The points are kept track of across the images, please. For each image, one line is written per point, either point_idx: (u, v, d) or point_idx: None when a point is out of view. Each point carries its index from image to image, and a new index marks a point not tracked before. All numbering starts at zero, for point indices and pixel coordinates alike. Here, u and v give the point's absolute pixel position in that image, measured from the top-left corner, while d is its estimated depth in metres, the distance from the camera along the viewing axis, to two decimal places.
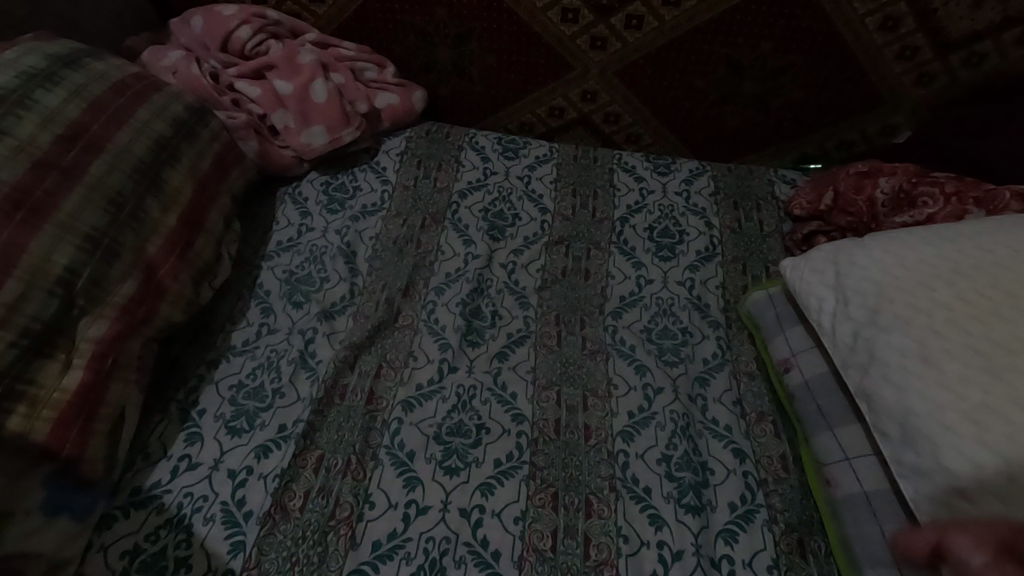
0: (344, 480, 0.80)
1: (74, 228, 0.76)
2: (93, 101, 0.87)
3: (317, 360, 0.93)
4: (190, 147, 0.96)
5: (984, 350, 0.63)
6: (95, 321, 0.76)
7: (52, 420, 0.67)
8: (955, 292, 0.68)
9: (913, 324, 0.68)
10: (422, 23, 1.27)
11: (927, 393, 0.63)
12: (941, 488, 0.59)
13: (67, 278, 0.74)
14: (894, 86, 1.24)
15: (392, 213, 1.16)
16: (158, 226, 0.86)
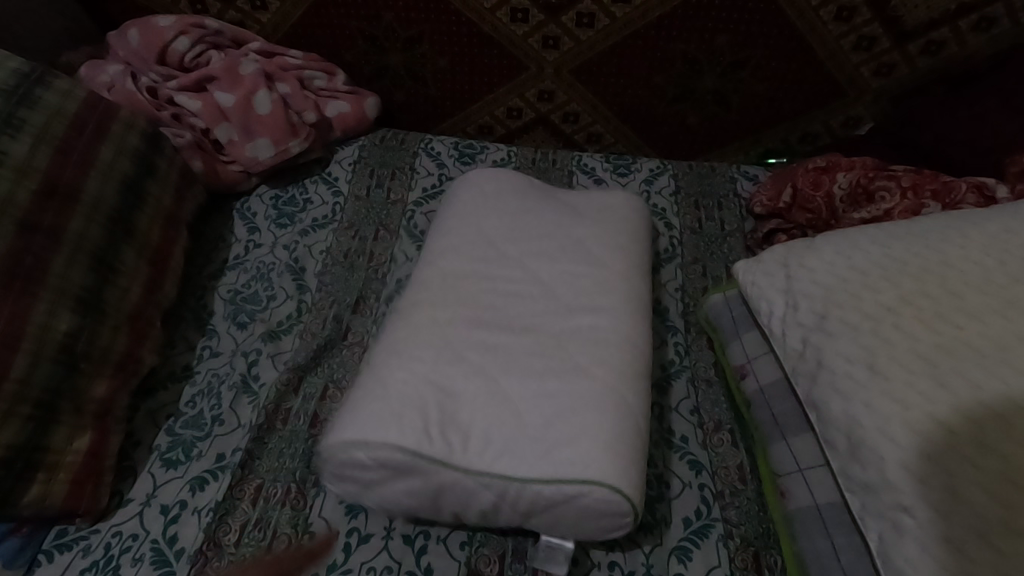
0: (283, 510, 0.77)
1: (66, 291, 0.74)
2: (60, 143, 0.81)
3: (260, 383, 0.89)
4: (155, 184, 0.93)
5: (928, 354, 0.61)
6: (98, 380, 0.76)
7: (68, 482, 0.70)
8: (900, 291, 0.67)
9: (863, 329, 0.66)
10: (370, 28, 1.23)
11: (873, 401, 0.61)
12: (885, 503, 0.58)
13: (69, 344, 0.73)
14: (853, 77, 1.21)
15: (343, 225, 1.13)
16: (136, 273, 0.84)
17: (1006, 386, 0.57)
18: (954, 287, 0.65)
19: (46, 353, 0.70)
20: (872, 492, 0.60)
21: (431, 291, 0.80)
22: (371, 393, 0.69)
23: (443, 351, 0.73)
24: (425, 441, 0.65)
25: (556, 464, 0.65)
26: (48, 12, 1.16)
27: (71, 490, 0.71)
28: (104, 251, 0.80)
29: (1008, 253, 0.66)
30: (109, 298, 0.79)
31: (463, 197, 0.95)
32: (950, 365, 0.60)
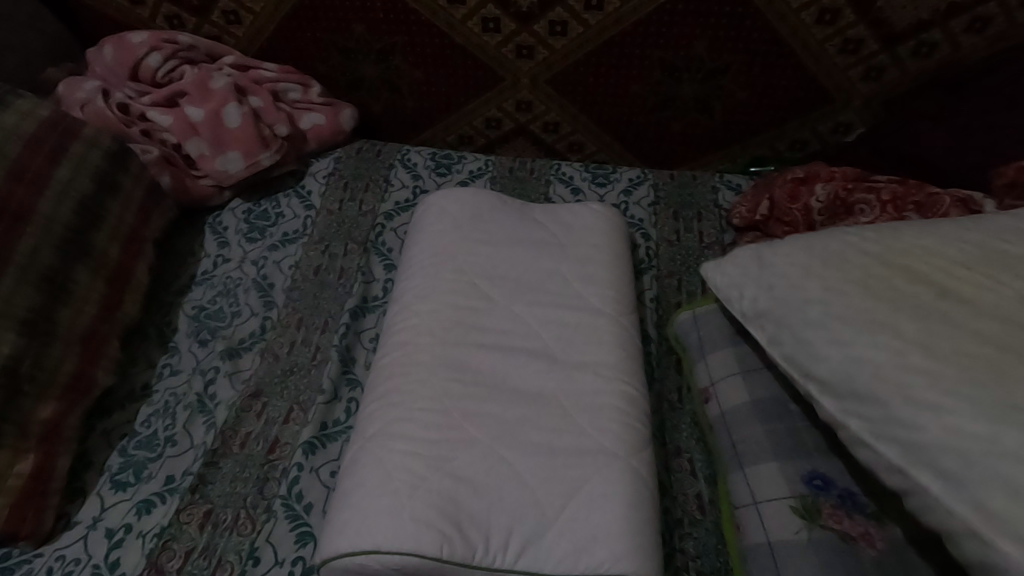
0: (230, 537, 0.75)
1: (8, 315, 0.74)
2: (12, 167, 0.81)
3: (216, 403, 0.89)
4: (115, 202, 0.92)
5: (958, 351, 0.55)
6: (43, 402, 0.76)
7: (7, 505, 0.70)
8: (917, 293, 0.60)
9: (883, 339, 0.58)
10: (343, 39, 1.22)
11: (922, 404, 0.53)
12: (911, 450, 0.53)
13: (13, 366, 0.74)
14: (841, 82, 1.16)
15: (313, 240, 1.12)
16: (89, 292, 0.84)
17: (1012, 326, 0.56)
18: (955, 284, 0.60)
19: None
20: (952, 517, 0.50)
21: (414, 366, 0.76)
22: (376, 491, 0.65)
23: (446, 430, 0.70)
24: (441, 544, 0.62)
25: (571, 549, 0.63)
26: (29, 31, 1.18)
27: (13, 515, 0.70)
28: (54, 272, 0.80)
29: (978, 269, 0.61)
30: (58, 320, 0.79)
31: (433, 244, 0.91)
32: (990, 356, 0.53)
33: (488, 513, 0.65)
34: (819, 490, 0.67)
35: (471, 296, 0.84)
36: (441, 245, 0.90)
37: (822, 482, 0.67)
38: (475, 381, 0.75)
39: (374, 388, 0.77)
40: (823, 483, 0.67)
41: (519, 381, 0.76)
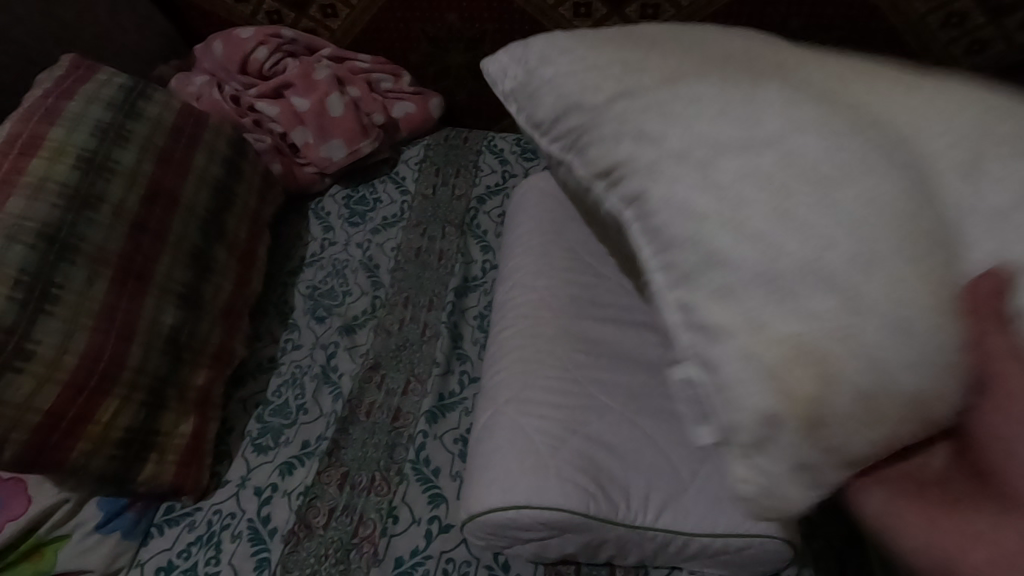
0: (368, 497, 0.80)
1: (170, 288, 0.80)
2: (161, 152, 0.87)
3: (339, 375, 0.94)
4: (242, 187, 0.99)
5: (848, 128, 0.44)
6: (198, 370, 0.81)
7: (175, 462, 0.76)
8: (848, 65, 0.50)
9: (619, 138, 0.49)
10: (434, 29, 1.26)
11: (770, 101, 0.46)
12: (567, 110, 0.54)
13: (173, 336, 0.78)
14: (943, 56, 1.14)
15: (411, 223, 1.17)
16: (226, 270, 0.90)
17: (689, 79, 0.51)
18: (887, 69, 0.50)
19: (154, 344, 0.76)
20: (699, 138, 0.45)
21: (537, 337, 0.79)
22: (518, 452, 0.68)
23: (576, 397, 0.73)
24: (586, 501, 0.65)
25: (711, 509, 0.66)
26: (146, 31, 1.26)
27: (179, 471, 0.76)
28: (200, 250, 0.86)
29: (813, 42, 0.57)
30: (205, 295, 0.85)
31: (540, 222, 0.94)
32: (870, 109, 0.47)
33: (626, 474, 0.68)
34: None
35: (585, 272, 0.87)
36: (548, 223, 0.93)
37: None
38: (598, 352, 0.78)
39: (498, 357, 0.80)
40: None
41: (641, 353, 0.79)
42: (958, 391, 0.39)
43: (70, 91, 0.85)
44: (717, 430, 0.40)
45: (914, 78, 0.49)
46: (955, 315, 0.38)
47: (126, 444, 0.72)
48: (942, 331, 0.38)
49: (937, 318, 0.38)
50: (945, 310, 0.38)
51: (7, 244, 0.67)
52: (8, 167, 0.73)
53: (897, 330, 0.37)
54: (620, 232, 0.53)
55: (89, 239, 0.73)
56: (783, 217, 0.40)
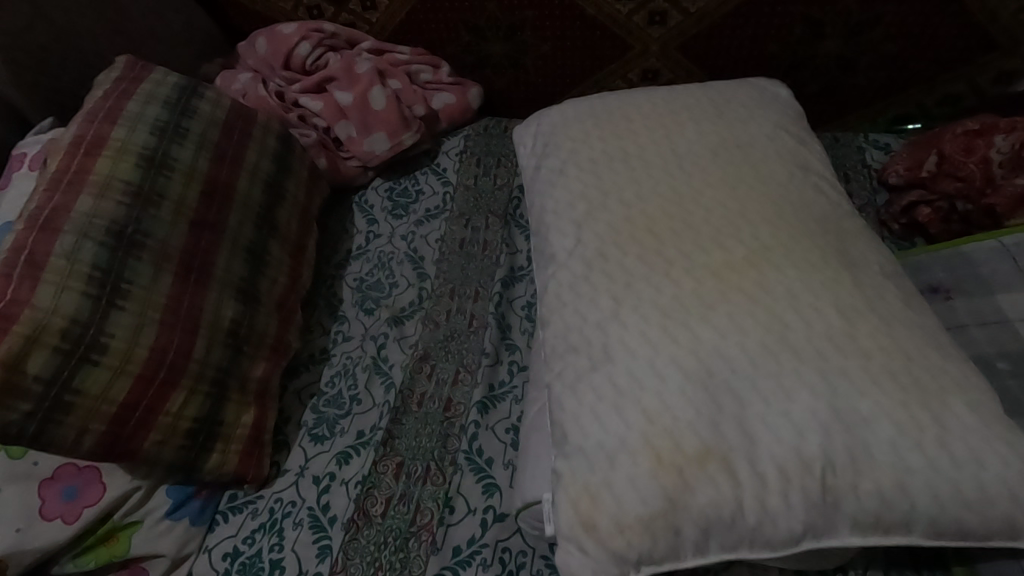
0: (424, 486, 0.81)
1: (229, 282, 0.81)
2: (216, 149, 0.89)
3: (390, 365, 0.95)
4: (291, 182, 1.00)
5: (690, 315, 0.62)
6: (258, 362, 0.83)
7: (239, 452, 0.78)
8: (731, 216, 0.69)
9: (562, 306, 0.69)
10: (474, 19, 1.25)
11: (658, 284, 0.65)
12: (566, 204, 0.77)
13: (233, 329, 0.80)
14: (1009, 26, 1.08)
15: (454, 214, 1.17)
16: (280, 264, 0.91)
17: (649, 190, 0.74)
18: (779, 240, 0.66)
19: (217, 337, 0.77)
20: (594, 309, 0.66)
21: None
22: None
23: None
24: None
25: None
26: (191, 30, 1.28)
27: (242, 460, 0.78)
28: (255, 244, 0.88)
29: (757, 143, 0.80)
30: (261, 288, 0.86)
31: None
32: (752, 285, 0.63)
33: None
34: None
35: None
36: None
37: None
38: None
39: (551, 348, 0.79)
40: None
41: None
42: (739, 514, 0.55)
43: (128, 91, 0.87)
44: (558, 535, 0.57)
45: (780, 251, 0.65)
46: (710, 479, 0.55)
47: (193, 434, 0.73)
48: (689, 489, 0.55)
49: (685, 474, 0.55)
50: (696, 464, 0.55)
51: (79, 241, 0.69)
52: (75, 167, 0.75)
53: (648, 478, 0.55)
54: (584, 324, 0.66)
55: (153, 235, 0.75)
56: (605, 402, 0.60)
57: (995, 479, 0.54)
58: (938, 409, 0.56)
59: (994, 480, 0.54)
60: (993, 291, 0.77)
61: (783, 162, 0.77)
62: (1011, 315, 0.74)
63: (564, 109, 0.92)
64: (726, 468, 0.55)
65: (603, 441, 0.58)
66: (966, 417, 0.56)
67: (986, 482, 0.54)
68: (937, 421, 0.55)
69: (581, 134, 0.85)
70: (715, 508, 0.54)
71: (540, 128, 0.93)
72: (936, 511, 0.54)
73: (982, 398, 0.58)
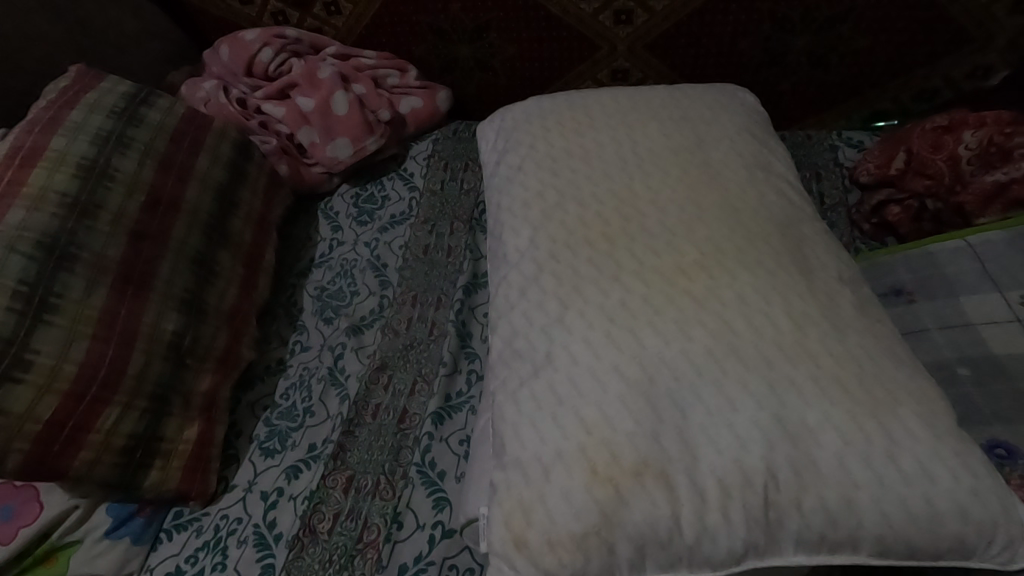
0: (373, 501, 0.79)
1: (172, 294, 0.80)
2: (162, 158, 0.87)
3: (347, 376, 0.93)
4: (246, 190, 0.98)
5: (636, 319, 0.58)
6: (203, 375, 0.81)
7: (180, 468, 0.76)
8: (685, 215, 0.66)
9: (510, 309, 0.65)
10: (438, 21, 1.23)
11: (604, 287, 0.61)
12: (520, 201, 0.74)
13: (175, 342, 0.78)
14: (982, 18, 1.05)
15: (419, 219, 1.14)
16: (231, 274, 0.89)
17: (608, 190, 0.70)
18: (735, 244, 0.63)
19: (156, 351, 0.76)
20: (540, 311, 0.62)
21: None
22: None
23: None
24: None
25: None
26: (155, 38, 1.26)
27: (185, 476, 0.76)
28: (203, 254, 0.86)
29: (724, 143, 0.75)
30: (209, 299, 0.84)
31: None
32: (701, 290, 0.59)
33: None
34: (1003, 459, 0.61)
35: None
36: None
37: (1006, 451, 0.61)
38: None
39: None
40: (1007, 451, 0.61)
41: None
42: (675, 531, 0.50)
43: (72, 100, 0.86)
44: (489, 552, 0.52)
45: (733, 254, 0.62)
46: (647, 495, 0.50)
47: (129, 451, 0.72)
48: (623, 504, 0.50)
49: (621, 489, 0.50)
50: (634, 477, 0.51)
51: (6, 254, 0.68)
52: (8, 179, 0.74)
53: (584, 492, 0.51)
54: (528, 329, 0.62)
55: (88, 247, 0.73)
56: (543, 410, 0.56)
57: (945, 496, 0.49)
58: (887, 419, 0.51)
59: (944, 498, 0.49)
60: (955, 293, 0.75)
61: (745, 165, 0.73)
62: (973, 318, 0.72)
63: (526, 105, 0.88)
64: (664, 482, 0.51)
65: (540, 452, 0.53)
66: (919, 429, 0.51)
67: (935, 497, 0.49)
68: (893, 433, 0.51)
69: (539, 130, 0.81)
70: (649, 525, 0.50)
71: (501, 126, 0.88)
72: (885, 528, 0.49)
73: (934, 409, 0.53)
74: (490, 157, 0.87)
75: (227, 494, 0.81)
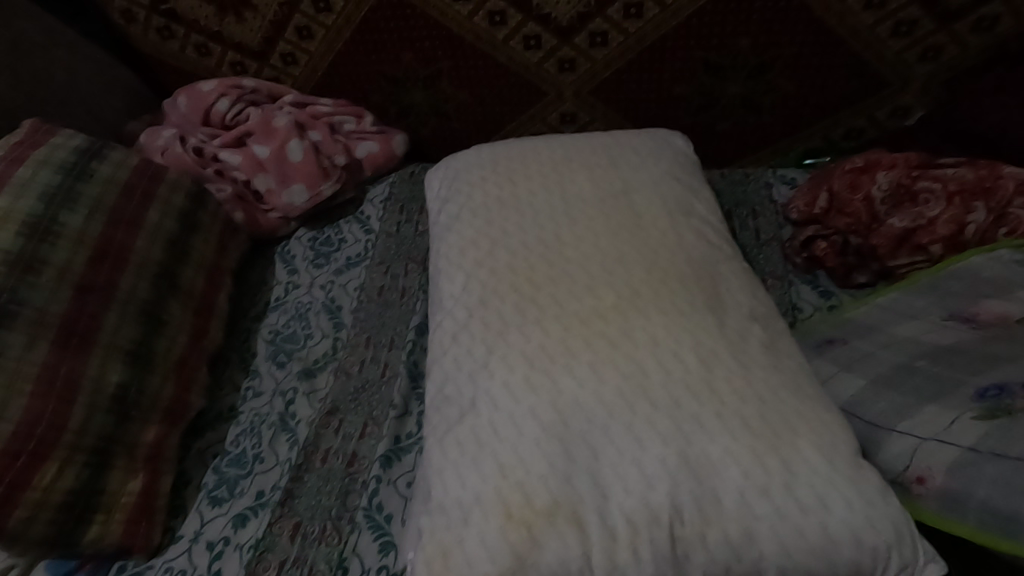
0: (319, 547, 0.79)
1: (117, 346, 0.81)
2: (112, 212, 0.89)
3: (297, 421, 0.94)
4: (199, 238, 1.00)
5: (556, 364, 0.62)
6: (148, 426, 0.81)
7: (122, 521, 0.76)
8: (609, 260, 0.70)
9: (443, 354, 0.68)
10: (392, 70, 1.28)
11: (527, 333, 0.64)
12: (456, 249, 0.77)
13: (120, 394, 0.79)
14: (896, 65, 1.14)
15: (375, 262, 1.17)
16: (181, 322, 0.91)
17: (537, 235, 0.74)
18: (655, 289, 0.66)
19: (99, 404, 0.77)
20: (470, 358, 0.65)
21: None
22: None
23: None
24: None
25: None
26: (114, 90, 1.28)
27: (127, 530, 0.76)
28: (152, 304, 0.87)
29: (650, 190, 0.80)
30: (156, 350, 0.85)
31: None
32: (615, 334, 0.63)
33: None
34: (997, 395, 0.61)
35: None
36: None
37: (998, 389, 0.62)
38: None
39: None
40: (999, 390, 0.62)
41: None
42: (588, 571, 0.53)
43: (21, 158, 0.88)
44: None
45: (652, 298, 0.65)
46: (561, 535, 0.53)
47: (68, 506, 0.72)
48: (538, 546, 0.53)
49: (535, 531, 0.53)
50: (547, 519, 0.54)
51: None
52: None
53: (499, 535, 0.54)
54: (457, 375, 0.65)
55: (31, 304, 0.75)
56: (467, 454, 0.59)
57: (843, 525, 0.53)
58: (785, 452, 0.56)
59: (839, 524, 0.53)
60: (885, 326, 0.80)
61: (667, 209, 0.77)
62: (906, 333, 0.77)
63: (465, 154, 0.93)
64: (576, 522, 0.54)
65: (461, 497, 0.56)
66: (815, 460, 0.56)
67: (831, 526, 0.53)
68: (788, 467, 0.55)
69: (478, 179, 0.85)
70: (563, 566, 0.53)
71: (444, 175, 0.92)
72: (784, 558, 0.53)
73: (832, 442, 0.57)
74: (433, 205, 0.90)
75: (172, 547, 0.81)
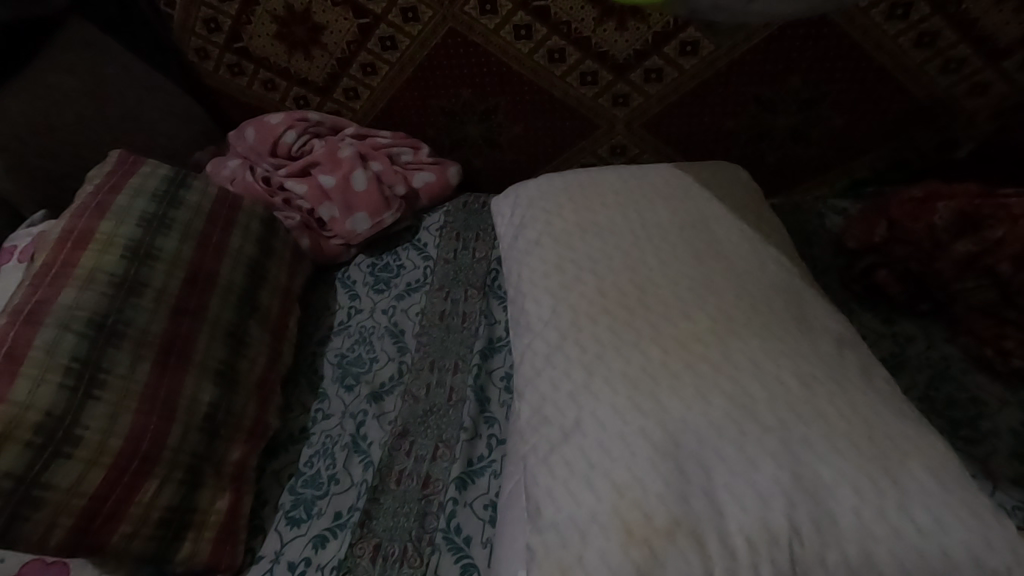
0: (402, 569, 0.80)
1: (208, 367, 0.83)
2: (200, 237, 0.93)
3: (369, 443, 0.95)
4: (274, 264, 1.03)
5: (658, 385, 0.63)
6: (234, 446, 0.83)
7: (211, 540, 0.77)
8: (696, 284, 0.72)
9: (536, 375, 0.70)
10: (450, 105, 1.33)
11: (624, 355, 0.66)
12: (539, 274, 0.80)
13: (211, 413, 0.81)
14: (944, 100, 1.17)
15: (435, 287, 1.19)
16: (260, 345, 0.93)
17: (621, 260, 0.76)
18: (746, 313, 0.68)
19: (193, 422, 0.79)
20: (566, 379, 0.67)
21: None
22: None
23: None
24: None
25: None
26: (185, 123, 1.34)
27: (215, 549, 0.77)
28: (235, 326, 0.90)
29: (726, 217, 0.82)
30: (240, 371, 0.87)
31: None
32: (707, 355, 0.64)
33: None
34: None
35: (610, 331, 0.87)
36: None
37: None
38: None
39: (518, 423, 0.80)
40: None
41: None
42: None
43: (117, 185, 0.92)
44: None
45: (744, 322, 0.67)
46: (676, 553, 0.54)
47: (165, 523, 0.74)
48: (655, 564, 0.54)
49: (654, 549, 0.54)
50: (666, 538, 0.55)
51: (60, 333, 0.72)
52: (61, 261, 0.79)
53: (621, 554, 0.54)
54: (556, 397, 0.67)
55: (135, 324, 0.78)
56: (575, 473, 0.60)
57: (957, 545, 0.54)
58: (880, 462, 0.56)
59: (954, 544, 0.54)
60: None
61: (741, 236, 0.79)
62: None
63: (534, 183, 0.96)
64: (690, 540, 0.54)
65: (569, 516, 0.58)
66: (924, 481, 0.56)
67: (941, 545, 0.54)
68: (896, 487, 0.56)
69: (553, 207, 0.88)
70: None
71: (514, 203, 0.95)
72: None
73: (937, 464, 0.58)
74: (506, 233, 0.93)
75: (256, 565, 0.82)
